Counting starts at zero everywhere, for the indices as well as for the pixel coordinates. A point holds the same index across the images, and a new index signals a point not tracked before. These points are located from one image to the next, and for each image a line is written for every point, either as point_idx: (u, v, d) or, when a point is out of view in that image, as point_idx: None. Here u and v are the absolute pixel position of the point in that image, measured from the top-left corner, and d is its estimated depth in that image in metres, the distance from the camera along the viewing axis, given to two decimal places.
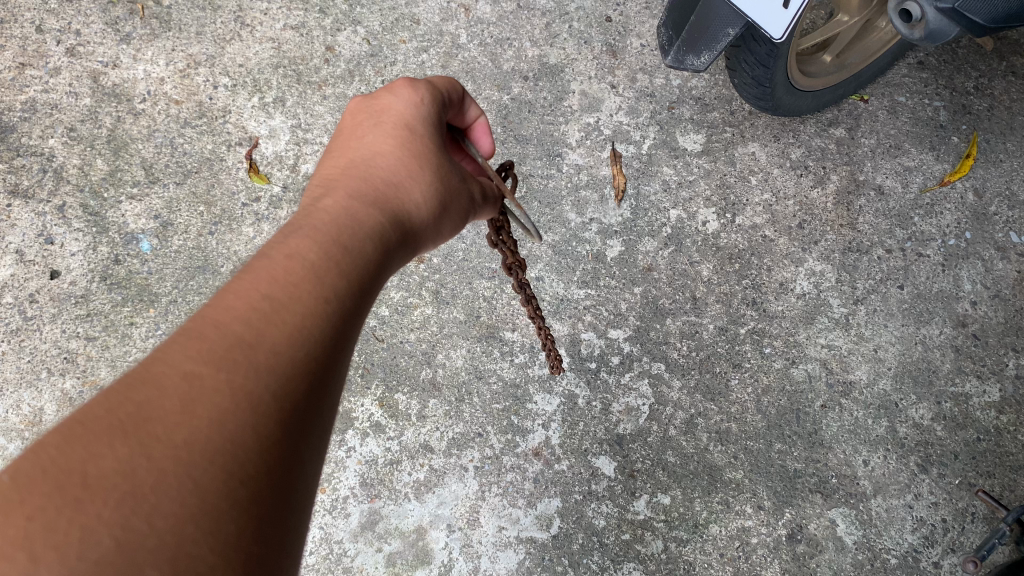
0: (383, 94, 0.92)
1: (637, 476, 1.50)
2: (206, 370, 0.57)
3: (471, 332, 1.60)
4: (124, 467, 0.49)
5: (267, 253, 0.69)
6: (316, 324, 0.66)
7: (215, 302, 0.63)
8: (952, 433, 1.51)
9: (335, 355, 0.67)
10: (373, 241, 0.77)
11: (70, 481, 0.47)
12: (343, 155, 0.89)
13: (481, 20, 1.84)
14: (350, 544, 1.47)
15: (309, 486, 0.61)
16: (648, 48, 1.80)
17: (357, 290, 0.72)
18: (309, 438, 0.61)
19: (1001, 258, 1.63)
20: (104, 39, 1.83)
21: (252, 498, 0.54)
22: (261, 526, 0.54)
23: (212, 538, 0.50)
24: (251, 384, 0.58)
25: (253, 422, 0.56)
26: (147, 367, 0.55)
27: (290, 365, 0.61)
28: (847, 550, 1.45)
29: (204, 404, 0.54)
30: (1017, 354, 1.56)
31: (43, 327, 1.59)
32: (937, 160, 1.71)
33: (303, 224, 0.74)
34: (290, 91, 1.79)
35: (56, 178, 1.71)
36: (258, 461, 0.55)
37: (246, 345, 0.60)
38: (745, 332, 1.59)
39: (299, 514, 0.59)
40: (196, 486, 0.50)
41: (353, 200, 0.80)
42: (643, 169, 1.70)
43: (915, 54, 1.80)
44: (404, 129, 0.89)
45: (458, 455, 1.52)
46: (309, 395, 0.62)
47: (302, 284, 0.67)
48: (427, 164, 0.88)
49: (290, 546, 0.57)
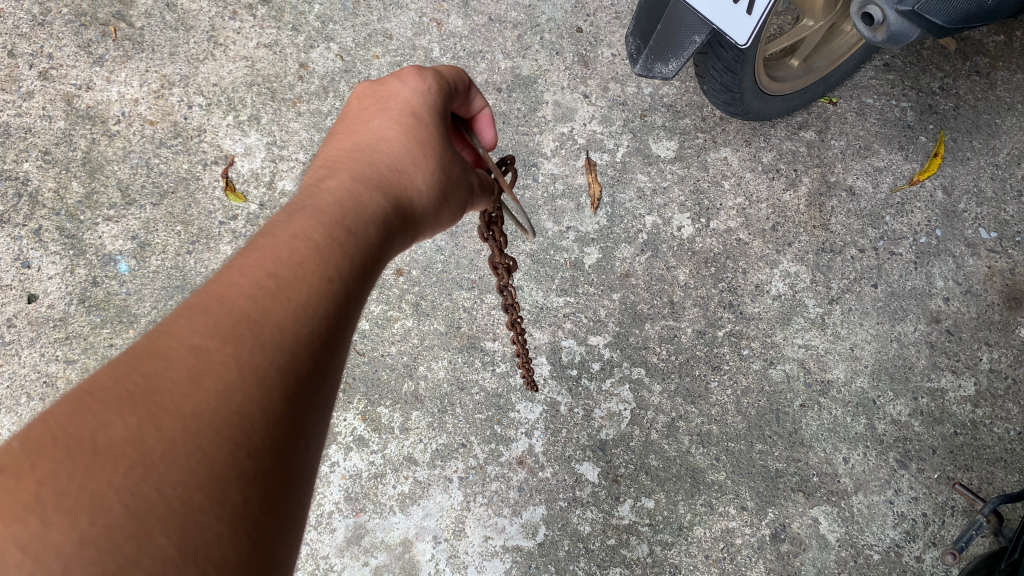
0: (388, 81, 0.92)
1: (620, 481, 1.51)
2: (214, 345, 0.57)
3: (451, 343, 1.61)
4: (134, 436, 0.49)
5: (272, 231, 0.70)
6: (321, 302, 0.66)
7: (221, 277, 0.63)
8: (930, 428, 1.54)
9: (338, 335, 0.67)
10: (375, 224, 0.77)
11: (81, 449, 0.48)
12: (344, 140, 0.89)
13: (453, 34, 1.85)
14: (336, 560, 1.47)
15: (313, 462, 0.61)
16: (619, 57, 1.82)
17: (360, 271, 0.72)
18: (314, 414, 0.62)
19: (972, 255, 1.65)
20: (77, 62, 1.83)
21: (260, 468, 0.54)
22: (267, 497, 0.54)
23: (219, 506, 0.50)
24: (256, 359, 0.58)
25: (259, 397, 0.57)
26: (156, 340, 0.56)
27: (295, 343, 0.62)
28: (830, 547, 1.46)
29: (212, 377, 0.55)
30: (991, 348, 1.59)
31: (21, 352, 1.58)
32: (906, 160, 1.74)
33: (307, 204, 0.74)
34: (265, 108, 1.80)
35: (32, 203, 1.71)
36: (266, 434, 0.55)
37: (252, 321, 0.60)
38: (723, 334, 1.60)
39: (305, 487, 0.59)
40: (206, 457, 0.51)
41: (354, 183, 0.81)
42: (618, 177, 1.72)
43: (881, 56, 1.83)
44: (406, 117, 0.89)
45: (443, 467, 1.52)
46: (314, 373, 0.62)
47: (308, 263, 0.68)
48: (429, 151, 0.88)
49: (296, 517, 0.57)
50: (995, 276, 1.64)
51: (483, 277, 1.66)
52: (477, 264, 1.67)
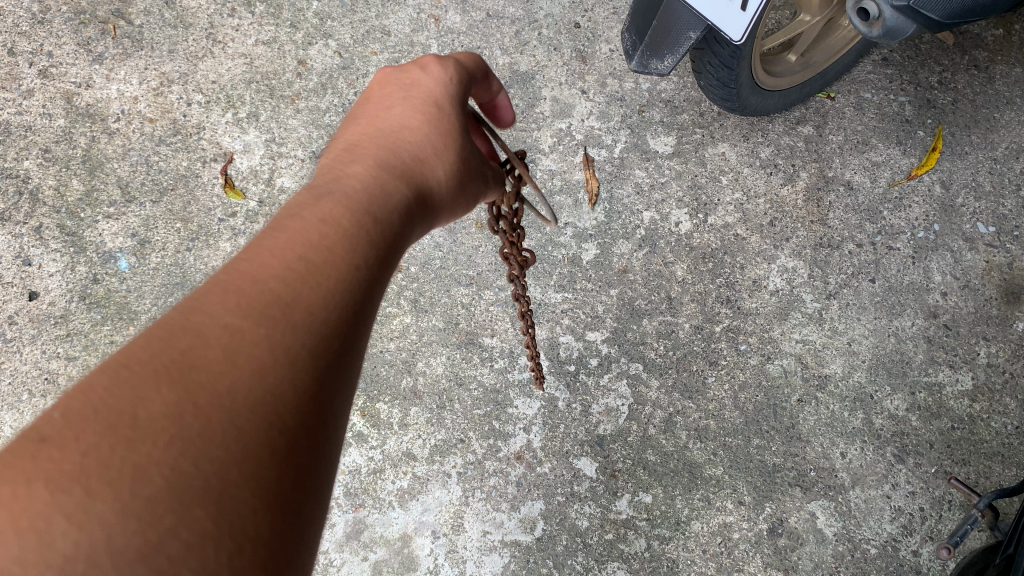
0: (409, 69, 0.91)
1: (618, 476, 1.51)
2: (246, 325, 0.57)
3: (450, 339, 1.61)
4: (172, 410, 0.49)
5: (299, 216, 0.70)
6: (348, 290, 0.66)
7: (252, 259, 0.63)
8: (927, 422, 1.54)
9: (363, 320, 0.67)
10: (397, 212, 0.78)
11: (121, 421, 0.47)
12: (365, 125, 0.89)
13: (451, 30, 1.86)
14: (336, 554, 1.48)
15: (338, 442, 0.61)
16: (616, 53, 1.82)
17: (383, 258, 0.72)
18: (341, 396, 0.62)
19: (970, 249, 1.65)
20: (76, 60, 1.84)
21: (291, 448, 0.54)
22: (299, 475, 0.54)
23: (254, 482, 0.50)
24: (288, 341, 0.58)
25: (291, 377, 0.57)
26: (188, 318, 0.56)
27: (323, 327, 0.62)
28: (828, 541, 1.47)
29: (245, 357, 0.55)
30: (989, 343, 1.59)
31: (22, 349, 1.60)
32: (904, 154, 1.74)
33: (332, 190, 0.74)
34: (263, 105, 1.80)
35: (32, 200, 1.71)
36: (297, 414, 0.56)
37: (282, 304, 0.60)
38: (720, 330, 1.61)
39: (331, 467, 0.59)
40: (239, 434, 0.51)
41: (377, 173, 0.80)
42: (615, 173, 1.72)
43: (879, 50, 1.83)
44: (429, 106, 0.88)
45: (441, 462, 1.53)
46: (341, 356, 0.63)
47: (335, 248, 0.68)
48: (451, 139, 0.87)
49: (323, 495, 0.57)
50: (993, 271, 1.64)
51: (481, 273, 1.66)
52: (476, 261, 1.67)
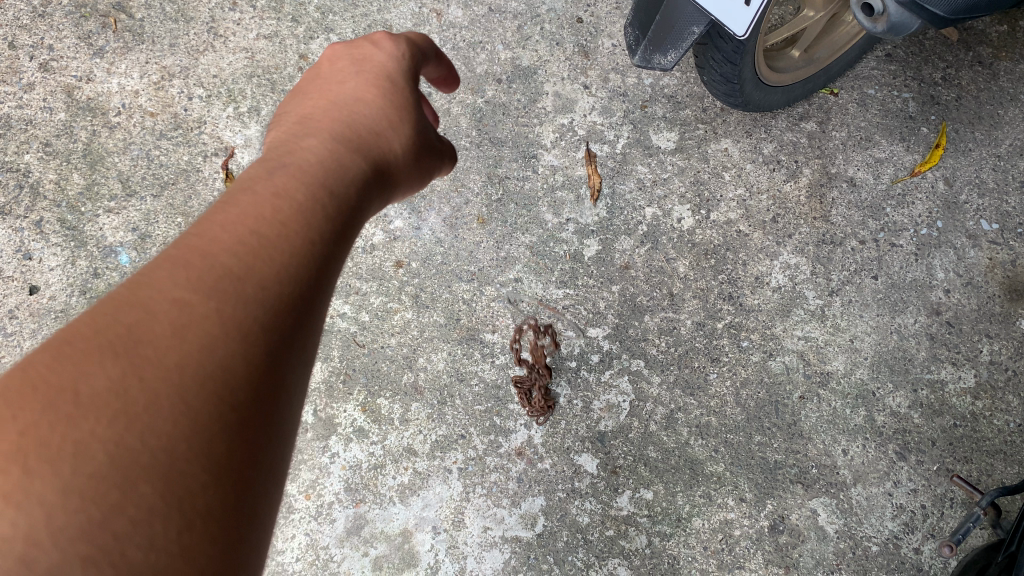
0: (360, 46, 0.90)
1: (619, 472, 1.51)
2: (197, 298, 0.54)
3: (451, 335, 1.61)
4: (117, 386, 0.47)
5: (251, 188, 0.66)
6: (304, 262, 0.63)
7: (201, 230, 0.60)
8: (929, 420, 1.54)
9: (319, 293, 0.64)
10: (356, 185, 0.74)
11: (62, 398, 0.45)
12: (314, 100, 0.85)
13: (453, 24, 1.84)
14: (336, 550, 1.49)
15: (293, 417, 0.58)
16: (619, 48, 1.81)
17: (341, 230, 0.69)
18: (295, 370, 0.59)
19: (973, 246, 1.65)
20: (77, 53, 1.83)
21: (243, 422, 0.51)
22: (250, 450, 0.51)
23: (205, 458, 0.48)
24: (240, 313, 0.55)
25: (244, 350, 0.54)
26: (134, 290, 0.53)
27: (278, 299, 0.59)
28: (828, 539, 1.47)
29: (195, 330, 0.52)
30: (991, 340, 1.58)
31: (24, 343, 1.60)
32: (908, 151, 1.73)
33: (287, 162, 0.71)
34: (265, 100, 1.80)
35: (33, 194, 1.71)
36: (249, 388, 0.53)
37: (235, 276, 0.57)
38: (722, 327, 1.60)
39: (286, 440, 0.56)
40: (189, 408, 0.48)
41: (336, 144, 0.77)
42: (617, 169, 1.72)
43: (883, 45, 1.81)
44: (383, 81, 0.87)
45: (442, 458, 1.53)
46: (294, 329, 0.60)
47: (290, 220, 0.64)
48: (405, 114, 0.86)
49: (278, 470, 0.55)
50: (996, 268, 1.63)
51: (482, 269, 1.65)
52: (477, 256, 1.66)
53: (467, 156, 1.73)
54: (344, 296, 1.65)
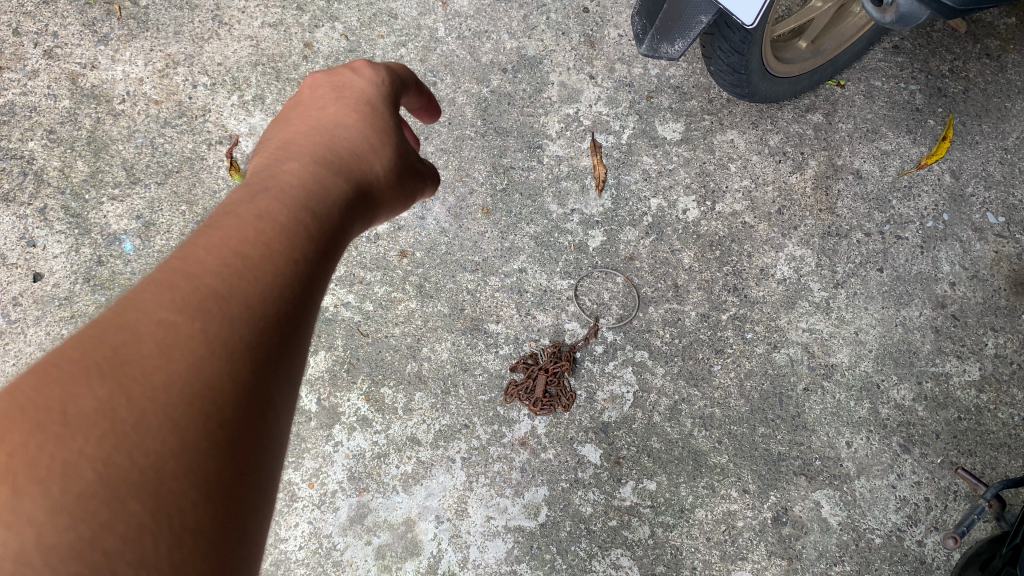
0: (340, 72, 0.88)
1: (623, 463, 1.51)
2: (181, 318, 0.52)
3: (455, 325, 1.60)
4: (104, 406, 0.46)
5: (235, 211, 0.64)
6: (288, 284, 0.61)
7: (184, 253, 0.58)
8: (933, 413, 1.54)
9: (303, 315, 0.62)
10: (339, 205, 0.73)
11: (49, 419, 0.44)
12: (295, 126, 0.83)
13: (458, 13, 1.83)
14: (339, 538, 1.49)
15: (282, 438, 0.56)
16: (625, 38, 1.80)
17: (325, 251, 0.68)
18: (283, 390, 0.57)
19: (979, 239, 1.64)
20: (82, 40, 1.82)
21: (230, 441, 0.50)
22: (238, 469, 0.50)
23: (196, 474, 0.46)
24: (225, 334, 0.54)
25: (230, 368, 0.53)
26: (119, 312, 0.51)
27: (263, 321, 0.57)
28: (832, 531, 1.47)
29: (181, 350, 0.51)
30: (996, 333, 1.58)
31: (27, 330, 1.60)
32: (914, 143, 1.72)
33: (269, 185, 0.69)
34: (269, 88, 1.79)
35: (37, 181, 1.71)
36: (237, 407, 0.52)
37: (218, 297, 0.55)
38: (727, 318, 1.60)
39: (276, 460, 0.55)
40: (177, 426, 0.47)
41: (318, 166, 0.75)
42: (623, 159, 1.71)
43: (891, 37, 1.80)
44: (363, 105, 0.85)
45: (446, 447, 1.53)
46: (280, 351, 0.58)
47: (274, 241, 0.63)
48: (386, 136, 0.84)
49: (269, 490, 0.53)
50: (1002, 261, 1.63)
51: (486, 260, 1.65)
52: (482, 247, 1.66)
53: (472, 146, 1.73)
54: (349, 285, 1.65)
